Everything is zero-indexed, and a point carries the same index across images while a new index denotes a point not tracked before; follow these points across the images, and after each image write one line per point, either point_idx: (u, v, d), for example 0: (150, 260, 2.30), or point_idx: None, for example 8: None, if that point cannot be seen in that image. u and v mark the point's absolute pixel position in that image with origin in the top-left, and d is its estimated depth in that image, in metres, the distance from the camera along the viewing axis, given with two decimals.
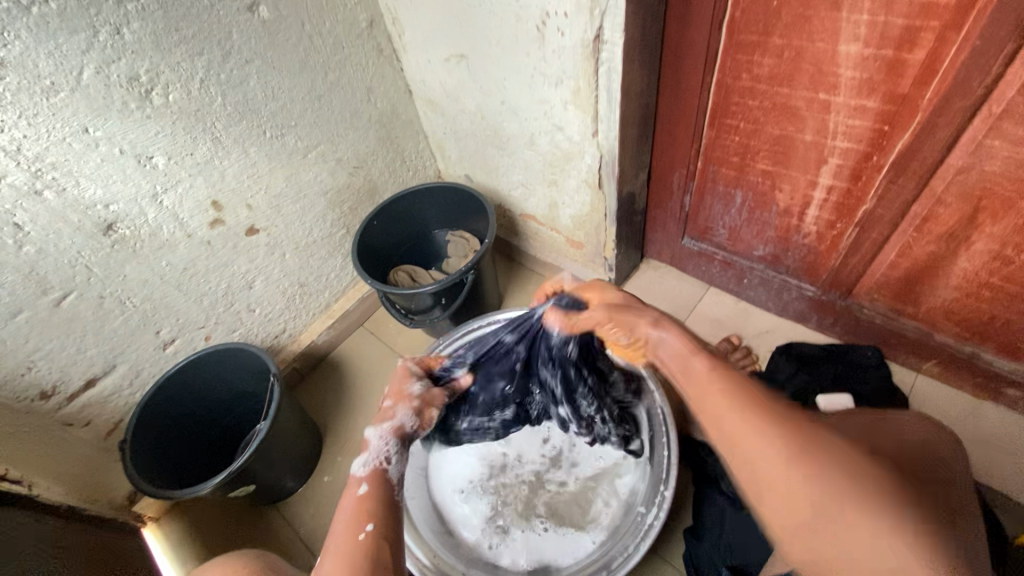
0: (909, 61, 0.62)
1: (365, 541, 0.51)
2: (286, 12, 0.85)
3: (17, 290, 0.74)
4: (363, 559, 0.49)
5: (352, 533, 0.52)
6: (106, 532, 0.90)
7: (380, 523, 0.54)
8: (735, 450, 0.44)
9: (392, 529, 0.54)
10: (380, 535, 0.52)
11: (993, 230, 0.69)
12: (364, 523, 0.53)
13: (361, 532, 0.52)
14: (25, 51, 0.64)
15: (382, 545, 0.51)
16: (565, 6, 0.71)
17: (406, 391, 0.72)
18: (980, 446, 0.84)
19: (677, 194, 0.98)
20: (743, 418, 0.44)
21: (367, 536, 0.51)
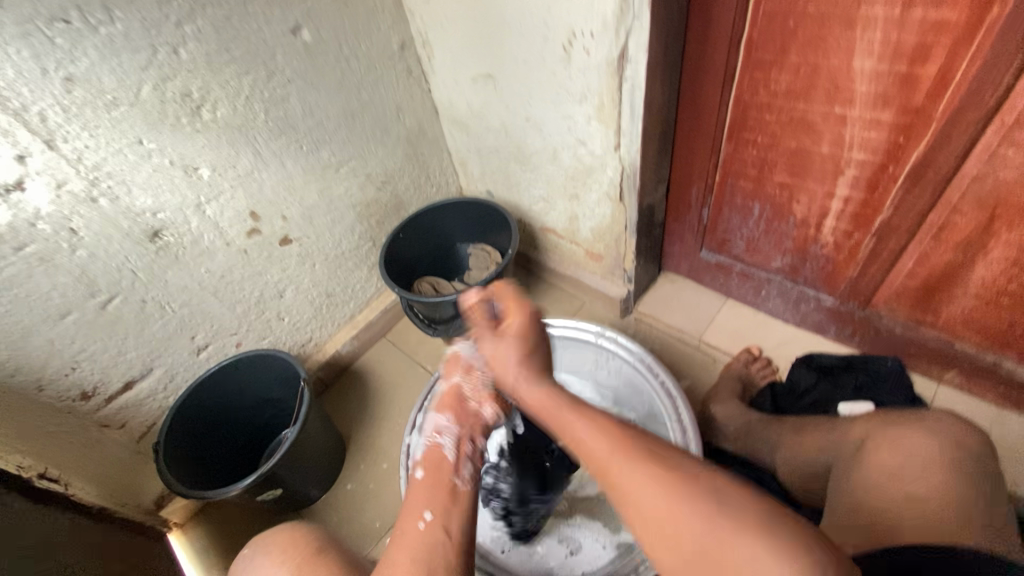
0: (921, 75, 0.65)
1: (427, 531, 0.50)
2: (326, 35, 0.91)
3: (68, 292, 0.77)
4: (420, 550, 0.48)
5: (412, 524, 0.51)
6: (135, 536, 0.91)
7: (438, 511, 0.52)
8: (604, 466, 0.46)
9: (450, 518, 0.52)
10: (442, 525, 0.51)
11: (1010, 237, 0.71)
12: (424, 511, 0.52)
13: (422, 523, 0.51)
14: (91, 68, 0.69)
15: (437, 537, 0.49)
16: (592, 27, 0.76)
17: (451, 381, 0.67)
18: (1005, 454, 0.84)
19: (696, 208, 1.02)
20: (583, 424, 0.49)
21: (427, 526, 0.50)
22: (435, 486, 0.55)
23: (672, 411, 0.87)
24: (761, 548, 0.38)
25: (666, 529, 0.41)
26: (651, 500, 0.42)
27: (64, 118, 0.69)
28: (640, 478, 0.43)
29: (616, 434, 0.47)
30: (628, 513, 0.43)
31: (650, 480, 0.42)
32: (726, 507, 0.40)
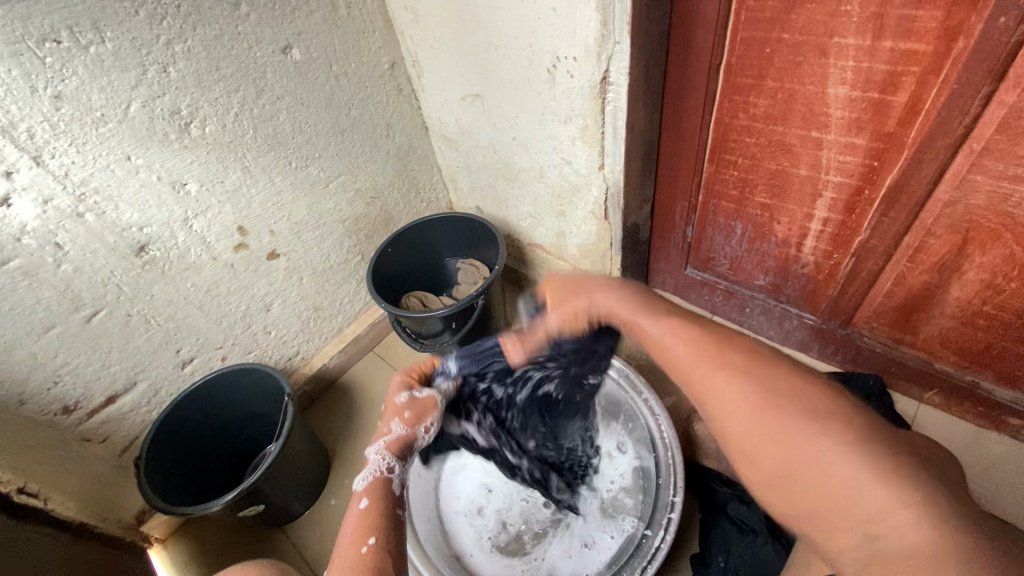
0: (893, 102, 0.66)
1: (368, 554, 0.55)
2: (316, 54, 0.92)
3: (52, 306, 0.77)
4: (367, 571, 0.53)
5: (356, 547, 0.56)
6: (114, 552, 0.90)
7: (379, 536, 0.57)
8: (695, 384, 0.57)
9: (391, 541, 0.58)
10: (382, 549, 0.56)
11: (983, 260, 0.72)
12: (366, 536, 0.57)
13: (365, 546, 0.56)
14: (80, 86, 0.70)
15: (383, 557, 0.55)
16: (574, 51, 0.77)
17: (396, 401, 0.71)
18: (983, 473, 0.85)
19: (680, 226, 1.03)
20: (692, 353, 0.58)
21: (370, 551, 0.55)
22: (376, 514, 0.60)
23: (654, 431, 0.88)
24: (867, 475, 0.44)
25: (765, 444, 0.50)
26: (765, 424, 0.50)
27: (52, 134, 0.70)
28: (746, 403, 0.52)
29: (731, 364, 0.55)
30: (744, 440, 0.52)
31: (754, 399, 0.52)
32: (823, 432, 0.47)
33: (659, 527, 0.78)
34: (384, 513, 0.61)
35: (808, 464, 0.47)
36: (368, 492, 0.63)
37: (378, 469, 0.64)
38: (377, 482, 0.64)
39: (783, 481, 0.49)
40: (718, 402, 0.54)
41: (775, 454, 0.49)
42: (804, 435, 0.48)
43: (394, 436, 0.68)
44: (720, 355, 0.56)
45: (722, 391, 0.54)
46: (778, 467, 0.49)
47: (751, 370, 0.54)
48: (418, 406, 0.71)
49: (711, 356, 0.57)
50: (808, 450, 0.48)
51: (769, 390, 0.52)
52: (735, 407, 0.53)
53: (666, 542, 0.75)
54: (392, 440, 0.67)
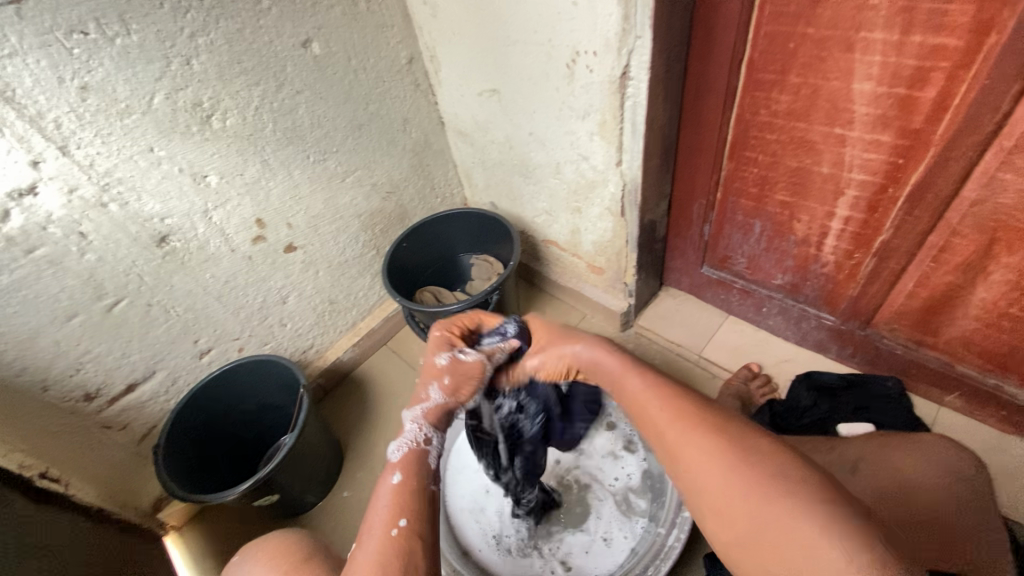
0: (920, 98, 0.65)
1: (399, 539, 0.51)
2: (336, 48, 0.93)
3: (76, 294, 0.79)
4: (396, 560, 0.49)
5: (385, 529, 0.52)
6: (131, 538, 0.91)
7: (411, 518, 0.53)
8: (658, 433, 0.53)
9: (424, 526, 0.53)
10: (413, 535, 0.52)
11: (1010, 261, 0.71)
12: (397, 518, 0.53)
13: (394, 529, 0.52)
14: (106, 77, 0.71)
15: (415, 544, 0.51)
16: (594, 46, 0.77)
17: (434, 365, 0.68)
18: (1006, 479, 0.83)
19: (697, 224, 1.02)
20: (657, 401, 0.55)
21: (398, 536, 0.51)
22: (409, 494, 0.56)
23: None
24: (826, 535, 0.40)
25: (729, 500, 0.46)
26: (718, 479, 0.46)
27: (78, 125, 0.71)
28: (705, 457, 0.48)
29: (692, 414, 0.52)
30: (702, 497, 0.48)
31: (719, 459, 0.47)
32: (786, 492, 0.43)
33: (673, 526, 0.78)
34: (417, 494, 0.56)
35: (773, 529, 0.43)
36: (401, 464, 0.59)
37: (415, 440, 0.62)
38: (415, 452, 0.60)
39: (753, 542, 0.44)
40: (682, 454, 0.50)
41: (733, 513, 0.45)
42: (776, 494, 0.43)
43: (435, 405, 0.66)
44: (671, 402, 0.54)
45: (676, 447, 0.51)
46: (743, 529, 0.44)
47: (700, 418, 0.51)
48: (463, 372, 0.69)
49: (666, 403, 0.54)
50: (773, 509, 0.43)
51: (713, 439, 0.49)
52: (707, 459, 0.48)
53: (679, 541, 0.76)
54: (429, 411, 0.65)
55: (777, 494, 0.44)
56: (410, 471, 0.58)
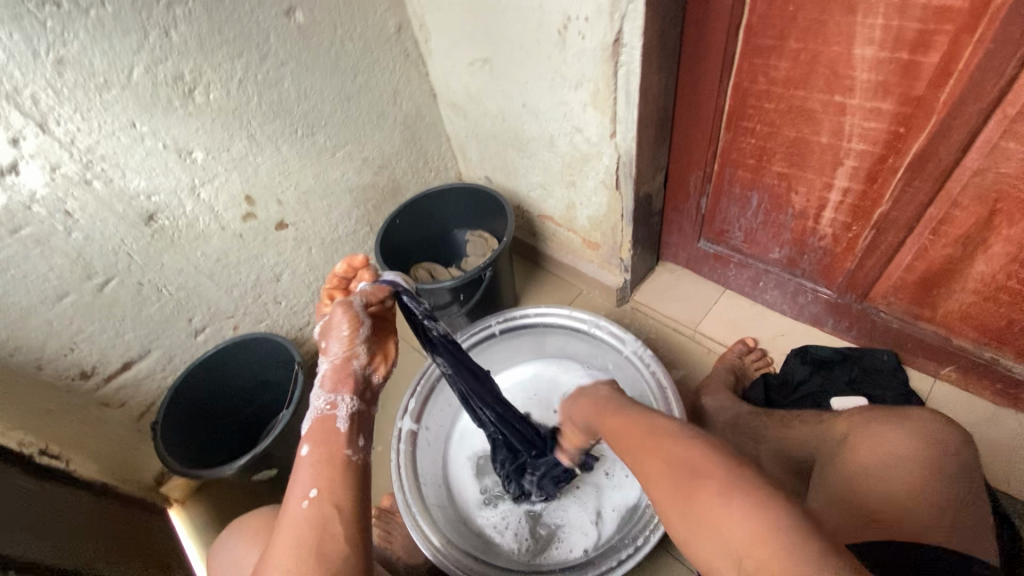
0: (923, 63, 0.63)
1: (310, 509, 0.49)
2: (321, 17, 0.90)
3: (65, 274, 0.78)
4: (310, 527, 0.48)
5: (299, 500, 0.50)
6: (134, 511, 0.93)
7: (324, 488, 0.51)
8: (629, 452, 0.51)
9: (344, 498, 0.51)
10: (327, 502, 0.50)
11: (1010, 232, 0.69)
12: (309, 489, 0.51)
13: (306, 500, 0.50)
14: (82, 50, 0.69)
15: (331, 515, 0.49)
16: (586, 11, 0.74)
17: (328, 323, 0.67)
18: (996, 452, 0.83)
19: (694, 197, 1.00)
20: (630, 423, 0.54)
21: (309, 504, 0.49)
22: (334, 463, 0.53)
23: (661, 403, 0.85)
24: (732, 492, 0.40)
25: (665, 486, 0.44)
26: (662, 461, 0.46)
27: (56, 101, 0.69)
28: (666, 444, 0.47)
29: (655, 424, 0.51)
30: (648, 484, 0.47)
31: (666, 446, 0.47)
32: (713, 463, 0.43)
33: (662, 498, 0.78)
34: (345, 465, 0.53)
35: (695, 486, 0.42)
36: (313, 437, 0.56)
37: (321, 407, 0.59)
38: (321, 416, 0.58)
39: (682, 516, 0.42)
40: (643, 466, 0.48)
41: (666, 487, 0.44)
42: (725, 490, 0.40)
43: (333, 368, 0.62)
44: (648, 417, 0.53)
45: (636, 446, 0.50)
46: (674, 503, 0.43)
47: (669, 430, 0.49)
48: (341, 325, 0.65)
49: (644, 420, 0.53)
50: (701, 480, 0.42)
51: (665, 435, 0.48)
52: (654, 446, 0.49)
53: (670, 512, 0.75)
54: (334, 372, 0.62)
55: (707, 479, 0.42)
56: (320, 439, 0.56)
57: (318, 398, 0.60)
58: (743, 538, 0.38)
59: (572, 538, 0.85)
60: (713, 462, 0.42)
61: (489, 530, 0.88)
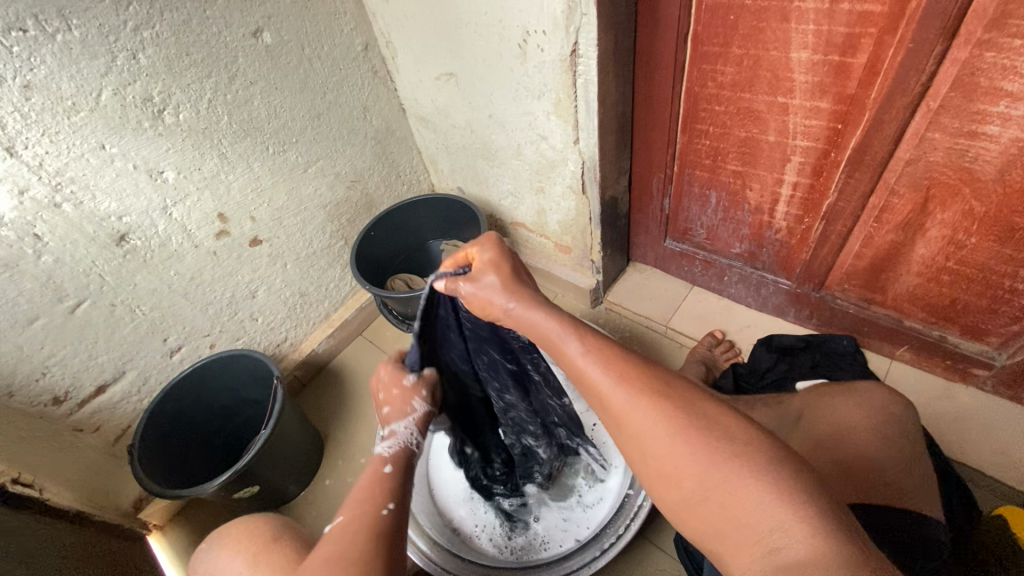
0: (853, 64, 0.68)
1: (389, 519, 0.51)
2: (288, 38, 0.92)
3: (35, 297, 0.78)
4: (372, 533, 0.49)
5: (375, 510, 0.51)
6: (112, 538, 0.92)
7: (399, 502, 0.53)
8: (605, 403, 0.51)
9: (407, 512, 0.53)
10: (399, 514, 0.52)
11: (944, 216, 0.75)
12: (386, 502, 0.52)
13: (385, 510, 0.51)
14: (49, 75, 0.70)
15: (399, 529, 0.51)
16: (543, 25, 0.78)
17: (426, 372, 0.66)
18: (950, 424, 0.88)
19: (658, 198, 1.05)
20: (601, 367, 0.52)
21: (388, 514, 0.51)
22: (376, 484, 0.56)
23: None
24: (702, 451, 0.44)
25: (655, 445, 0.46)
26: (649, 422, 0.47)
27: (24, 125, 0.70)
28: (634, 400, 0.48)
29: (618, 367, 0.51)
30: (632, 446, 0.48)
31: (651, 411, 0.47)
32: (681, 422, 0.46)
33: (641, 487, 0.81)
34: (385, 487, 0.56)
35: (681, 449, 0.45)
36: (390, 457, 0.58)
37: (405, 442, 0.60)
38: (404, 452, 0.59)
39: (669, 475, 0.45)
40: (628, 422, 0.48)
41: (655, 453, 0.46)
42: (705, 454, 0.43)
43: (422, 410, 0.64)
44: (611, 357, 0.52)
45: (611, 409, 0.50)
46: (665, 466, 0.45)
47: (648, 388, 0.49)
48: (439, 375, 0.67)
49: (609, 361, 0.52)
50: (682, 437, 0.45)
51: (637, 392, 0.49)
52: (661, 460, 0.46)
53: (647, 500, 0.79)
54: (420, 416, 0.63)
55: (688, 439, 0.45)
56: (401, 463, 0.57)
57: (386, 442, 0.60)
58: (726, 494, 0.42)
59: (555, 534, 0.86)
60: (686, 424, 0.45)
61: (471, 529, 0.88)
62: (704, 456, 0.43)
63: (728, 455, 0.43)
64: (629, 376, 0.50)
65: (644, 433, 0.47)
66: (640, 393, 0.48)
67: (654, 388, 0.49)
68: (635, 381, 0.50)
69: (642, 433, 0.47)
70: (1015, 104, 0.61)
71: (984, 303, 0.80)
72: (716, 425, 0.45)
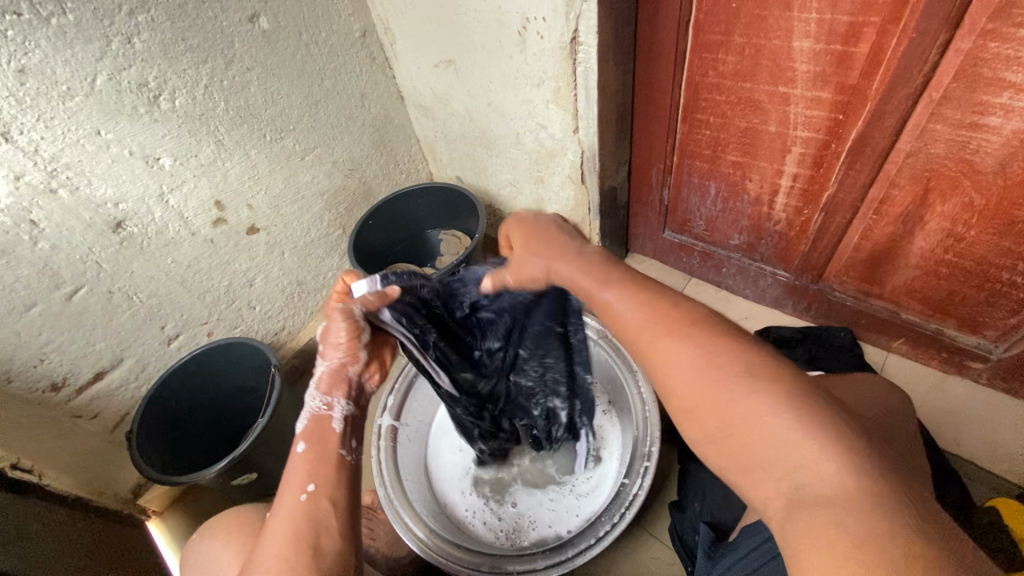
0: (855, 54, 0.67)
1: (309, 503, 0.50)
2: (284, 23, 0.91)
3: (32, 284, 0.78)
4: (305, 522, 0.49)
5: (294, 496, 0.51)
6: (111, 523, 0.92)
7: (321, 484, 0.52)
8: (641, 337, 0.52)
9: (338, 492, 0.53)
10: (323, 497, 0.51)
11: (944, 209, 0.75)
12: (306, 484, 0.52)
13: (303, 494, 0.51)
14: (44, 59, 0.69)
15: (325, 509, 0.51)
16: (543, 12, 0.77)
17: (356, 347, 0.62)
18: (944, 416, 0.89)
19: (657, 188, 1.04)
20: (644, 310, 0.53)
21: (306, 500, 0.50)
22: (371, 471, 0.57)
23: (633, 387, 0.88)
24: (741, 384, 0.45)
25: (691, 375, 0.47)
26: (689, 356, 0.48)
27: (19, 110, 0.69)
28: (679, 338, 0.49)
29: (661, 310, 0.52)
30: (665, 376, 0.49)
31: (692, 344, 0.48)
32: (725, 356, 0.47)
33: (636, 475, 0.80)
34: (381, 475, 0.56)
35: (720, 379, 0.46)
36: (306, 431, 0.57)
37: (318, 408, 0.58)
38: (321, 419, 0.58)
39: (702, 403, 0.46)
40: (665, 356, 0.50)
41: (691, 380, 0.47)
42: (742, 387, 0.44)
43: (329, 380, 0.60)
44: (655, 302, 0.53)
45: (650, 344, 0.51)
46: (698, 394, 0.47)
47: (692, 327, 0.50)
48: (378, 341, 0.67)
49: (652, 304, 0.53)
50: (723, 367, 0.46)
51: (680, 329, 0.50)
52: (683, 384, 0.48)
53: (642, 488, 0.78)
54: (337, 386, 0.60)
55: (729, 375, 0.45)
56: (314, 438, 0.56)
57: (312, 398, 0.59)
58: (753, 423, 0.43)
59: (547, 522, 0.88)
60: (728, 360, 0.46)
61: (466, 517, 0.89)
62: (740, 389, 0.44)
63: (763, 389, 0.44)
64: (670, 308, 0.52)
65: (677, 363, 0.49)
66: (683, 330, 0.50)
67: (701, 326, 0.50)
68: (680, 323, 0.50)
69: (680, 362, 0.48)
70: (1017, 95, 0.60)
71: (981, 296, 0.80)
72: (758, 361, 0.46)
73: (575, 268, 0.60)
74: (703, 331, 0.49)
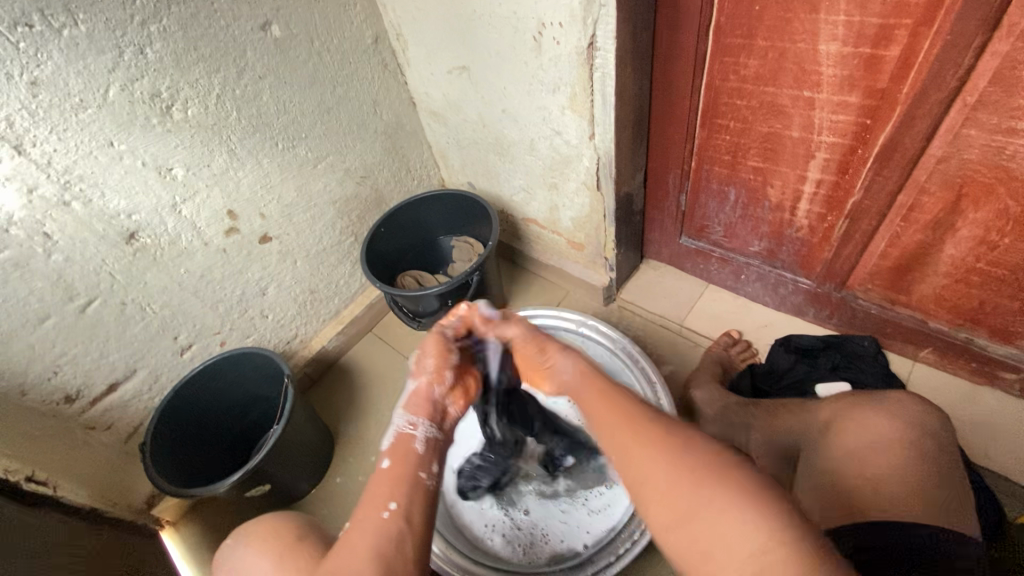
0: (885, 57, 0.65)
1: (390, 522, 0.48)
2: (296, 31, 0.90)
3: (46, 297, 0.77)
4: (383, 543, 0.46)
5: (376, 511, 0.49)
6: (125, 534, 0.92)
7: (403, 501, 0.49)
8: (612, 440, 0.51)
9: (417, 510, 0.50)
10: (409, 516, 0.49)
11: (977, 216, 0.72)
12: (388, 501, 0.49)
13: (386, 512, 0.48)
14: (56, 71, 0.68)
15: (405, 531, 0.48)
16: (559, 16, 0.76)
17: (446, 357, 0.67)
18: (974, 428, 0.86)
19: (674, 194, 1.02)
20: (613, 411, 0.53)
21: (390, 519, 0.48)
22: None
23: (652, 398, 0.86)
24: (702, 489, 0.43)
25: (649, 483, 0.46)
26: (645, 458, 0.47)
27: (32, 122, 0.68)
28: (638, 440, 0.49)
29: (628, 416, 0.52)
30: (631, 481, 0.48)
31: (650, 447, 0.48)
32: (681, 458, 0.46)
33: None
34: None
35: (677, 486, 0.44)
36: (389, 450, 0.55)
37: (403, 428, 0.58)
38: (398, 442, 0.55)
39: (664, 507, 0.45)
40: (626, 459, 0.49)
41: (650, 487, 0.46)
42: (706, 488, 0.43)
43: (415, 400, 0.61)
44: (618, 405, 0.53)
45: (619, 446, 0.50)
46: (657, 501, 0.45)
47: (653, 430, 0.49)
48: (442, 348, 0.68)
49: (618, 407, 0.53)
50: (681, 471, 0.45)
51: (643, 435, 0.49)
52: (656, 501, 0.45)
53: None
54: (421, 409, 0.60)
55: (691, 483, 0.44)
56: (400, 456, 0.54)
57: (398, 418, 0.59)
58: (720, 532, 0.41)
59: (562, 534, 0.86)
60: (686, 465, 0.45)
61: (484, 535, 0.87)
62: (702, 496, 0.43)
63: (719, 495, 0.42)
64: (640, 414, 0.52)
65: (638, 469, 0.48)
66: (644, 436, 0.49)
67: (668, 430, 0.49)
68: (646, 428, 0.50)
69: (639, 463, 0.48)
70: None
71: (1015, 305, 0.77)
72: (719, 466, 0.44)
73: (569, 370, 0.61)
74: (661, 433, 0.49)
